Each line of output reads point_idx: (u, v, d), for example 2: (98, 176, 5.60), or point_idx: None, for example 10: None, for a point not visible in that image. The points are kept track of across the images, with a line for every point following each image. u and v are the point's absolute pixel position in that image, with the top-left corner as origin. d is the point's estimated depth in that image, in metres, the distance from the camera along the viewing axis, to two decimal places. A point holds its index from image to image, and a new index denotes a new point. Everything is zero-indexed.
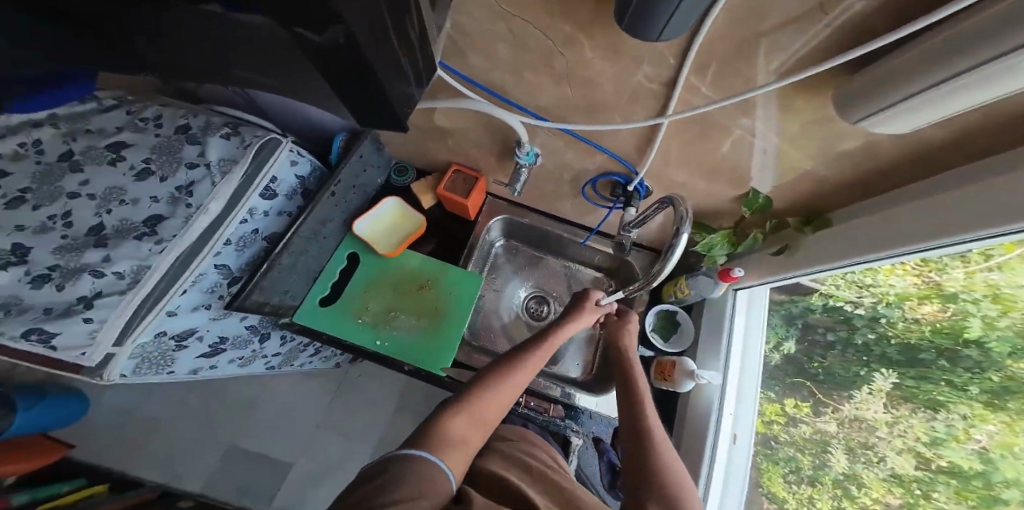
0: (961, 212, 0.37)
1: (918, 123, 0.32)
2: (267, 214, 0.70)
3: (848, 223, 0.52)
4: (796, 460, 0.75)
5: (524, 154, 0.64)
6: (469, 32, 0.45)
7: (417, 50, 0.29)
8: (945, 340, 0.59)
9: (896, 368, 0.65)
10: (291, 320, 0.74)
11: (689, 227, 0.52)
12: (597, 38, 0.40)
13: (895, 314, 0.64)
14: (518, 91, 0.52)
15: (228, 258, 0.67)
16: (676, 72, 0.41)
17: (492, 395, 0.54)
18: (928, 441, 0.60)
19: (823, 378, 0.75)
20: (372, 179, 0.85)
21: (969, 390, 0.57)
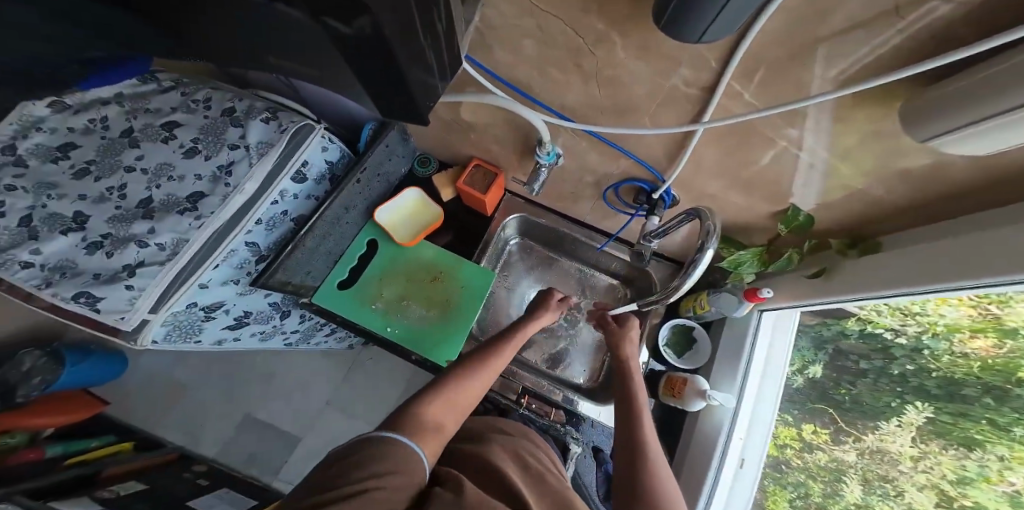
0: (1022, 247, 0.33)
1: (989, 148, 0.29)
2: (297, 197, 0.71)
3: (899, 250, 0.48)
4: (806, 486, 0.72)
5: (545, 154, 0.62)
6: (498, 28, 0.44)
7: (442, 41, 0.28)
8: (996, 378, 0.51)
9: (932, 402, 0.58)
10: (311, 301, 0.76)
11: (716, 242, 0.51)
12: (632, 37, 0.37)
13: (940, 346, 0.57)
14: (544, 90, 0.51)
15: (258, 237, 0.69)
16: (715, 77, 0.38)
17: (467, 384, 0.55)
18: (954, 479, 0.54)
19: (848, 406, 0.70)
20: (397, 169, 0.86)
21: (1013, 433, 0.48)
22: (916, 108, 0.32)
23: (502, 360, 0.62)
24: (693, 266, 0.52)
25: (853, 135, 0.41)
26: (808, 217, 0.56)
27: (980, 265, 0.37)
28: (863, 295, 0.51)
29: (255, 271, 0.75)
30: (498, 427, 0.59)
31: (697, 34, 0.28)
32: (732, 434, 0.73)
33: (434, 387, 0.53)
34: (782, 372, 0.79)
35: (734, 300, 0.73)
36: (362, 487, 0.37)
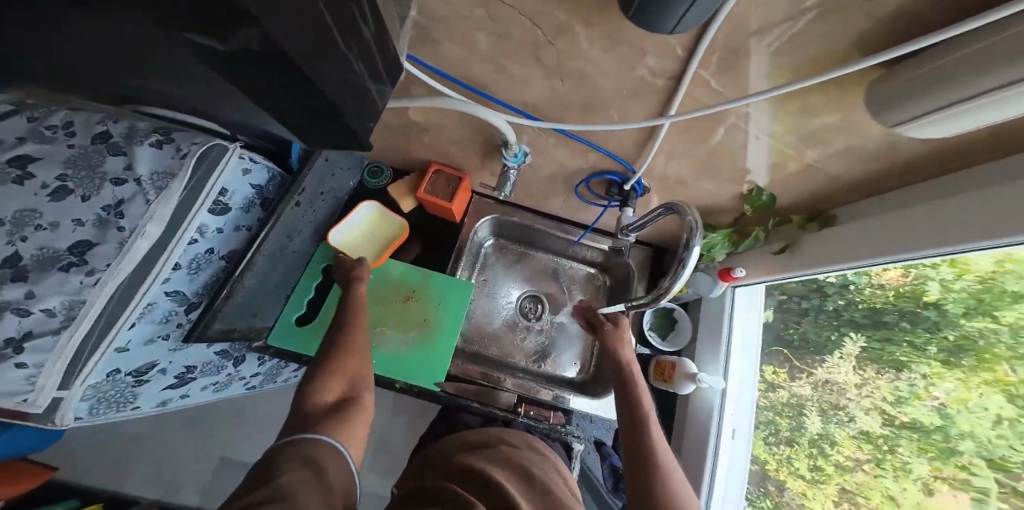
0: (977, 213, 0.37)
1: (956, 129, 0.31)
2: (219, 231, 0.64)
3: (869, 217, 0.50)
4: (774, 423, 0.77)
5: (513, 155, 0.60)
6: (443, 22, 0.39)
7: (374, 47, 0.23)
8: (907, 302, 0.59)
9: (863, 331, 0.65)
10: (265, 343, 0.67)
11: (700, 237, 0.49)
12: (595, 26, 0.34)
13: (862, 280, 0.63)
14: (502, 88, 0.47)
15: (180, 284, 0.61)
16: (681, 68, 0.37)
17: (351, 357, 0.57)
18: (892, 400, 0.60)
19: (799, 344, 0.75)
20: (341, 184, 0.80)
21: (928, 351, 0.57)
22: (889, 89, 0.34)
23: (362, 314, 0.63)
24: (681, 265, 0.50)
25: (815, 112, 0.42)
26: (768, 192, 0.58)
27: (949, 233, 0.39)
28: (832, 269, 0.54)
29: (187, 321, 0.66)
30: (506, 440, 0.57)
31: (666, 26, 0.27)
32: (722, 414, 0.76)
33: (319, 370, 0.55)
34: (759, 322, 0.83)
35: (710, 281, 0.77)
36: (283, 479, 0.41)
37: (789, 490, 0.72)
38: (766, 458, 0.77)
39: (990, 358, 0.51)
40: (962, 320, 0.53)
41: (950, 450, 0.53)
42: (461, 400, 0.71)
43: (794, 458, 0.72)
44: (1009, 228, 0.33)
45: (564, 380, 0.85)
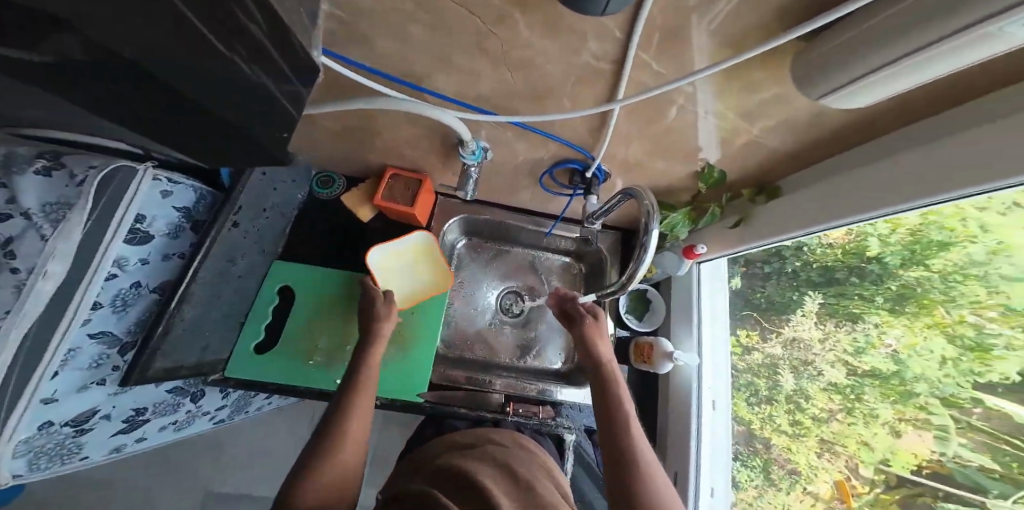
0: (918, 167, 0.39)
1: (877, 96, 0.33)
2: (143, 262, 0.61)
3: (817, 184, 0.52)
4: (754, 383, 0.79)
5: (471, 153, 0.58)
6: (374, 17, 0.36)
7: (267, 39, 0.22)
8: (853, 258, 0.63)
9: (818, 289, 0.69)
10: (224, 377, 0.65)
11: (658, 220, 0.50)
12: (533, 12, 0.33)
13: (813, 242, 0.65)
14: (448, 82, 0.45)
15: (105, 324, 0.57)
16: (622, 50, 0.37)
17: (344, 448, 0.49)
18: (853, 352, 0.64)
19: (766, 306, 0.78)
20: (288, 199, 0.77)
21: (876, 301, 0.62)
22: (811, 60, 0.35)
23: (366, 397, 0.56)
24: (643, 249, 0.51)
25: (756, 85, 0.43)
26: (721, 170, 0.60)
27: (892, 193, 0.41)
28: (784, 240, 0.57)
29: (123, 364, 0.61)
30: (493, 439, 0.57)
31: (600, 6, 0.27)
32: (701, 386, 0.79)
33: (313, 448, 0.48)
34: (724, 291, 0.86)
35: (676, 259, 0.78)
36: None
37: (774, 444, 0.73)
38: (751, 419, 0.78)
39: (928, 303, 0.56)
40: (900, 270, 0.58)
41: (909, 393, 0.57)
42: (450, 408, 0.70)
43: (774, 415, 0.74)
44: (945, 184, 0.36)
45: (551, 372, 0.86)
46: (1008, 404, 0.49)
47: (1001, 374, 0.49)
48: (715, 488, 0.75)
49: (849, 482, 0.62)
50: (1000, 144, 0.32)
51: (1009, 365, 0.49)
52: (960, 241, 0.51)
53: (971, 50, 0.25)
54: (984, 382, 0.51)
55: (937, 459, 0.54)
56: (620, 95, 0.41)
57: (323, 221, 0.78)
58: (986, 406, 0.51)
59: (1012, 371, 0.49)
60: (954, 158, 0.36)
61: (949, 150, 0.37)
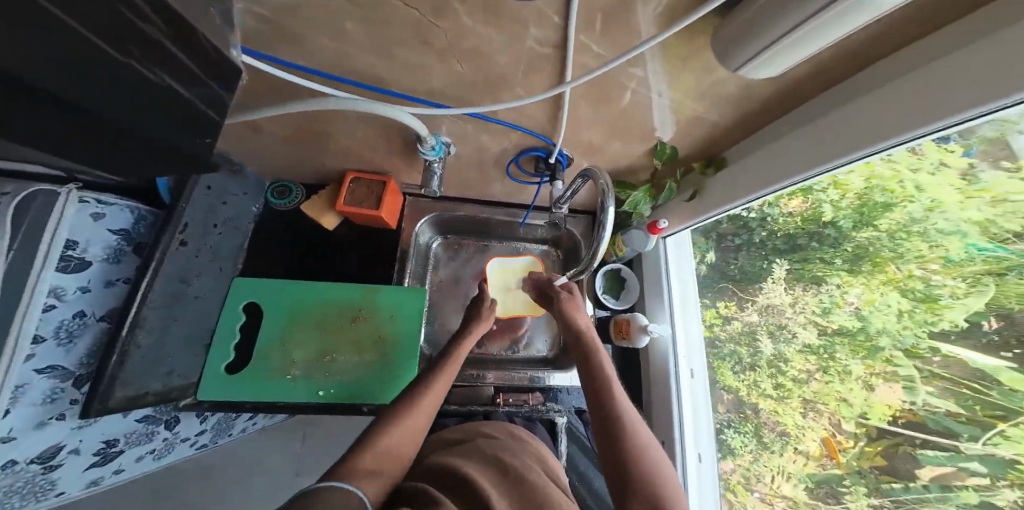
0: (853, 122, 0.42)
1: (786, 64, 0.36)
2: (83, 290, 0.57)
3: (761, 149, 0.54)
4: (736, 352, 0.79)
5: (431, 149, 0.58)
6: (306, 15, 0.35)
7: (188, 58, 0.28)
8: (812, 225, 0.66)
9: (784, 255, 0.71)
10: (197, 399, 0.63)
11: (613, 198, 0.52)
12: (473, 2, 0.33)
13: (775, 212, 0.70)
14: (397, 76, 0.44)
15: (53, 359, 0.54)
16: (564, 34, 0.37)
17: (402, 424, 0.50)
18: (821, 311, 0.65)
19: (739, 276, 0.80)
20: (240, 214, 0.73)
21: (836, 263, 0.64)
22: (730, 30, 0.36)
23: (439, 391, 0.57)
24: (601, 226, 0.53)
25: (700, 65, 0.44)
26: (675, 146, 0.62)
27: (828, 148, 0.44)
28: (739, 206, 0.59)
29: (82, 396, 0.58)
30: (485, 431, 0.57)
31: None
32: (676, 357, 0.84)
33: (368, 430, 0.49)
34: (691, 276, 0.90)
35: (642, 236, 0.81)
36: None
37: (762, 409, 0.72)
38: (738, 386, 0.77)
39: (881, 260, 0.58)
40: (854, 232, 0.61)
41: (875, 348, 0.57)
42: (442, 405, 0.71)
43: (757, 380, 0.74)
44: (880, 135, 0.39)
45: (539, 360, 0.87)
46: (960, 349, 0.50)
47: (951, 322, 0.50)
48: (703, 454, 0.79)
49: (835, 438, 0.60)
50: (928, 99, 0.35)
51: (957, 312, 0.50)
52: (900, 202, 0.55)
53: (854, 14, 0.28)
54: (937, 331, 0.51)
55: (909, 409, 0.53)
56: (570, 76, 0.42)
57: (283, 231, 0.79)
58: (943, 353, 0.51)
59: (960, 318, 0.49)
60: (885, 113, 0.39)
61: (874, 105, 0.40)
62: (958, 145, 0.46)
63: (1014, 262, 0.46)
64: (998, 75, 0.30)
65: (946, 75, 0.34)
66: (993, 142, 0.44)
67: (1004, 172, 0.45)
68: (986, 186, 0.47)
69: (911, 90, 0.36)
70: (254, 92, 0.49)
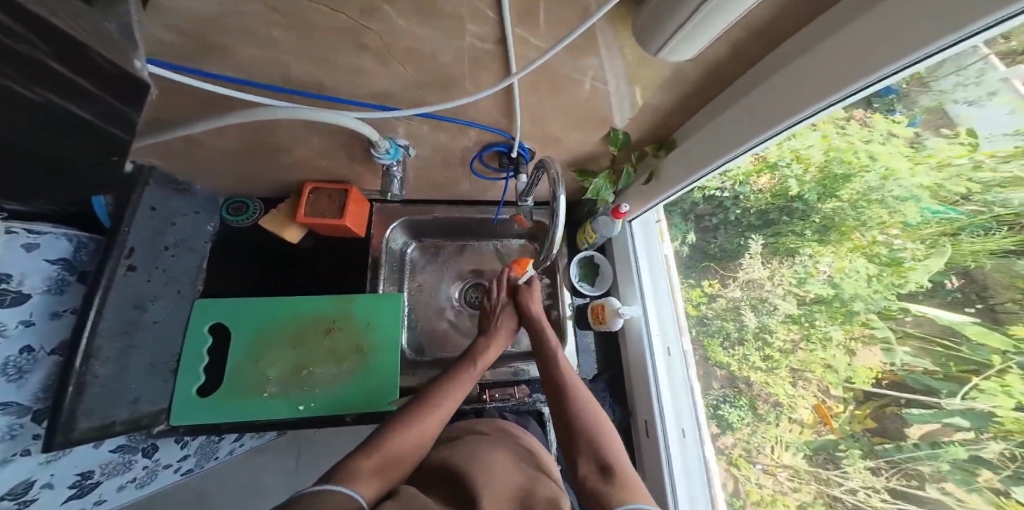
0: (771, 98, 0.42)
1: (693, 49, 0.36)
2: (25, 324, 0.50)
3: (700, 128, 0.55)
4: (723, 327, 0.81)
5: (385, 152, 0.56)
6: (225, 25, 0.34)
7: (89, 83, 0.24)
8: (780, 200, 0.68)
9: (759, 231, 0.73)
10: (171, 425, 0.63)
11: (564, 187, 0.52)
12: (402, 2, 0.32)
13: (747, 190, 0.73)
14: (337, 79, 0.43)
15: (2, 396, 0.48)
16: (501, 29, 0.36)
17: (409, 429, 0.53)
18: (797, 282, 0.67)
19: (719, 255, 0.82)
20: (193, 234, 0.70)
21: (806, 235, 0.66)
22: (645, 20, 0.36)
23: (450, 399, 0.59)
24: (554, 217, 0.53)
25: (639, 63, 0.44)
26: (635, 135, 0.62)
27: (757, 124, 0.45)
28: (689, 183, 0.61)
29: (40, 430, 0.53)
30: (476, 429, 0.59)
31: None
32: (651, 335, 0.88)
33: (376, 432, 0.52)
34: (669, 256, 0.94)
35: (608, 221, 0.83)
36: None
37: (753, 381, 0.73)
38: (728, 362, 0.79)
39: (847, 229, 0.60)
40: (819, 204, 0.63)
41: (851, 312, 0.59)
42: None
43: (747, 354, 0.75)
44: (797, 106, 0.40)
45: (523, 353, 0.87)
46: (928, 308, 0.51)
47: (917, 283, 0.52)
48: (688, 430, 0.82)
49: (825, 404, 0.61)
50: (834, 69, 0.35)
51: (921, 274, 0.52)
52: (857, 172, 0.57)
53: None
54: (906, 293, 0.53)
55: (890, 369, 0.55)
56: (515, 66, 0.40)
57: (242, 247, 0.77)
58: (914, 313, 0.53)
59: (925, 278, 0.51)
60: (802, 85, 0.39)
61: (790, 81, 0.40)
62: (903, 115, 0.49)
63: (965, 222, 0.47)
64: (896, 39, 0.30)
65: (848, 47, 0.34)
66: (934, 110, 0.47)
67: (945, 139, 0.47)
68: (934, 152, 0.48)
69: (820, 64, 0.37)
70: (189, 108, 0.46)
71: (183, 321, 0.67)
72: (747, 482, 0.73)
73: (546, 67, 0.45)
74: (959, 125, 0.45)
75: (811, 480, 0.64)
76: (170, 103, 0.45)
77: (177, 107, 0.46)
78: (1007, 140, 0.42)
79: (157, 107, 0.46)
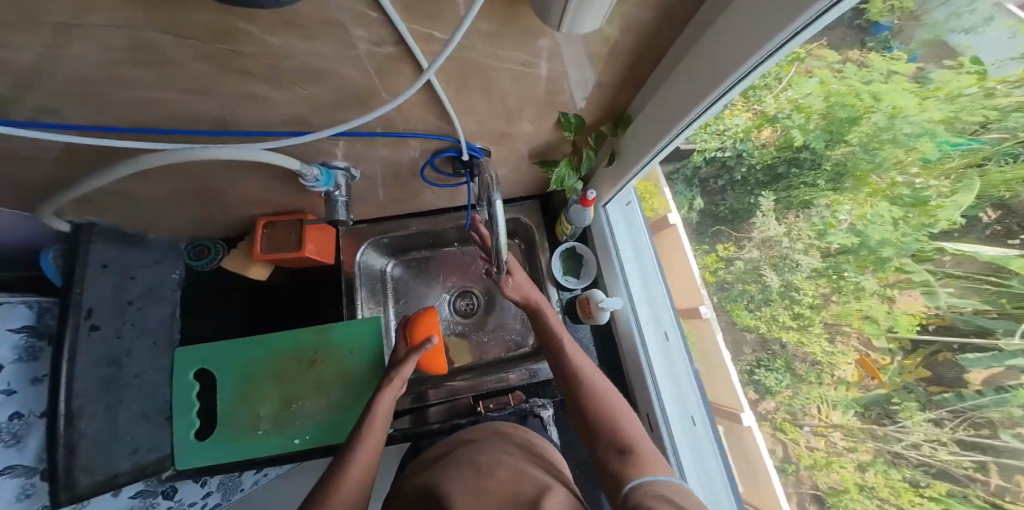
0: (712, 59, 0.37)
1: (602, 13, 0.32)
2: (6, 393, 0.50)
3: (655, 94, 0.49)
4: (746, 290, 0.73)
5: (317, 178, 0.54)
6: (87, 71, 0.31)
7: None
8: (785, 152, 0.62)
9: (769, 188, 0.66)
10: (176, 468, 0.67)
11: (499, 191, 0.50)
12: (259, 20, 0.28)
13: (750, 146, 0.66)
14: (235, 105, 0.41)
15: (8, 459, 0.49)
16: (397, 31, 0.32)
17: (359, 471, 0.51)
18: (817, 235, 0.61)
19: (731, 217, 0.75)
20: (157, 283, 0.69)
21: (819, 184, 0.59)
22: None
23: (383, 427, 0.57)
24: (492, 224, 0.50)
25: (568, 40, 0.39)
26: (589, 116, 0.58)
27: (695, 91, 0.41)
28: (646, 159, 0.57)
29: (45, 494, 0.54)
30: (467, 439, 0.58)
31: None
32: (642, 326, 0.87)
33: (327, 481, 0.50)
34: (680, 225, 0.86)
35: (578, 209, 0.78)
36: None
37: (787, 342, 0.65)
38: (756, 324, 0.71)
39: (862, 174, 0.54)
40: (829, 151, 0.56)
41: (882, 259, 0.54)
42: (418, 427, 0.72)
43: (777, 315, 0.67)
44: (722, 73, 0.36)
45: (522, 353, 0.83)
46: (967, 245, 0.46)
47: (948, 221, 0.47)
48: (696, 417, 0.81)
49: (870, 358, 0.55)
50: (763, 14, 0.30)
51: (951, 211, 0.47)
52: (863, 114, 0.51)
53: None
54: (938, 231, 0.48)
55: (934, 313, 0.49)
56: (425, 61, 0.36)
57: (217, 289, 0.78)
58: (950, 252, 0.48)
59: (957, 215, 0.46)
60: (728, 48, 0.34)
61: (716, 47, 0.36)
62: (902, 51, 0.44)
63: (991, 151, 0.42)
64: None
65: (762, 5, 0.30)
66: (934, 42, 0.41)
67: (948, 70, 0.41)
68: (940, 84, 0.43)
69: (745, 19, 0.32)
70: (92, 162, 0.45)
71: (165, 370, 0.69)
72: (797, 447, 0.65)
73: (462, 64, 0.41)
74: (960, 54, 0.40)
75: (866, 438, 0.56)
76: (73, 159, 0.44)
77: (80, 162, 0.45)
78: (1018, 64, 0.37)
79: (59, 166, 0.45)
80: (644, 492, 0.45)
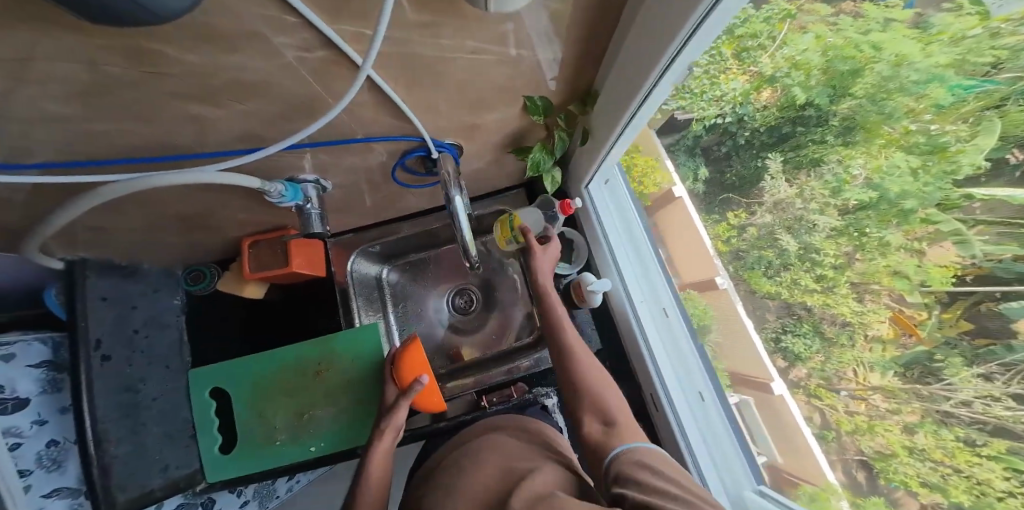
0: (656, 23, 0.35)
1: None
2: (39, 423, 0.54)
3: (614, 68, 0.48)
4: (762, 256, 0.70)
5: (282, 195, 0.55)
6: (28, 111, 0.32)
7: None
8: (789, 112, 0.58)
9: (776, 149, 0.63)
10: (209, 482, 0.71)
11: (454, 187, 0.58)
12: (175, 40, 0.28)
13: (751, 110, 0.63)
14: (188, 128, 0.41)
15: (52, 482, 0.54)
16: (321, 33, 0.31)
17: (377, 467, 0.57)
18: (831, 193, 0.58)
19: (739, 184, 0.71)
20: (160, 311, 0.72)
21: (829, 140, 0.56)
22: None
23: (383, 460, 0.58)
24: (454, 217, 0.58)
25: (506, 22, 0.37)
26: (555, 98, 0.57)
27: (645, 62, 0.40)
28: (619, 131, 0.54)
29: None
30: (460, 440, 0.60)
31: (179, 8, 0.21)
32: (636, 304, 0.86)
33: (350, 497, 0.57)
34: (686, 198, 0.84)
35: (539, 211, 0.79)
36: None
37: (812, 305, 0.63)
38: (777, 290, 0.68)
39: (871, 126, 0.51)
40: (834, 107, 0.53)
41: (906, 211, 0.51)
42: (427, 426, 0.75)
43: (797, 279, 0.65)
44: (664, 39, 0.35)
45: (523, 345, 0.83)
46: (997, 189, 0.43)
47: (972, 164, 0.43)
48: (705, 393, 0.79)
49: (905, 314, 0.52)
50: None
51: (973, 154, 0.43)
52: (865, 66, 0.48)
53: None
54: (963, 178, 0.45)
55: (970, 263, 0.46)
56: (361, 61, 0.35)
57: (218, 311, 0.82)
58: (980, 198, 0.44)
59: (980, 158, 0.43)
60: (664, 15, 0.34)
61: (654, 16, 0.35)
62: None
63: (1007, 91, 0.39)
64: None
65: None
66: None
67: (947, 14, 0.40)
68: (942, 29, 0.40)
69: None
70: (69, 195, 0.47)
71: (182, 391, 0.72)
72: (835, 413, 0.62)
73: (405, 62, 0.40)
74: None
75: (910, 398, 0.53)
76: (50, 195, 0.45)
77: (59, 197, 0.46)
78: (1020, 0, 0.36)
79: (41, 203, 0.47)
80: (624, 459, 0.48)
